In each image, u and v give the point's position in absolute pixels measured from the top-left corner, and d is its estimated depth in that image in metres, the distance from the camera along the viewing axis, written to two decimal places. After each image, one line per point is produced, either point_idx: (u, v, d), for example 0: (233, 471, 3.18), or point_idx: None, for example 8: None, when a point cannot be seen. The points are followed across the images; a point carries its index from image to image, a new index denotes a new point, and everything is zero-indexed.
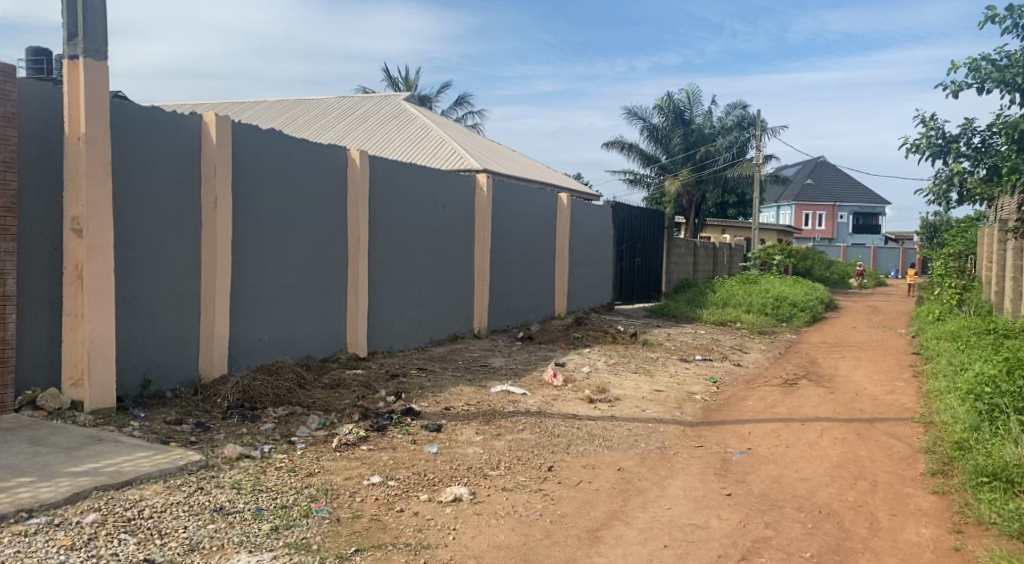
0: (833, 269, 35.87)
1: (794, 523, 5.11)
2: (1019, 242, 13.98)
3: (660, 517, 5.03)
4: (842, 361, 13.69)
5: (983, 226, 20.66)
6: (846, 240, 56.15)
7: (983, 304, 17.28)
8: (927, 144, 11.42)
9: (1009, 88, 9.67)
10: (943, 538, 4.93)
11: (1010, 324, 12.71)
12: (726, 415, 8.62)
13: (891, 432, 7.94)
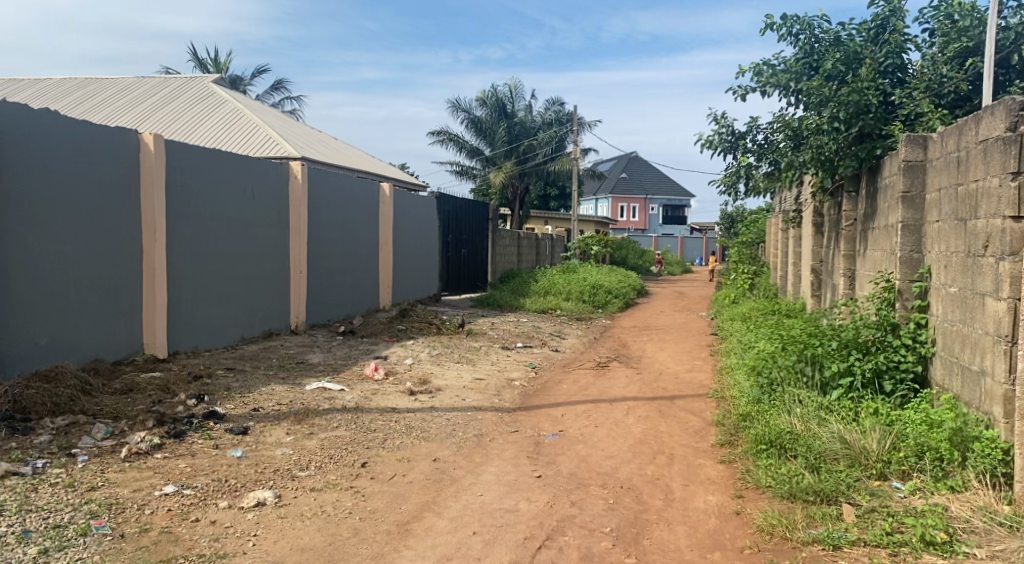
0: (645, 258, 37.97)
1: (597, 499, 5.38)
2: (798, 230, 15.48)
3: (472, 504, 5.13)
4: (650, 342, 14.54)
5: (771, 218, 22.68)
6: (658, 231, 59.64)
7: (771, 288, 18.99)
8: (719, 141, 12.35)
9: (785, 91, 10.68)
10: (727, 503, 5.38)
11: (792, 305, 14.05)
12: (542, 399, 8.91)
13: (689, 407, 8.55)
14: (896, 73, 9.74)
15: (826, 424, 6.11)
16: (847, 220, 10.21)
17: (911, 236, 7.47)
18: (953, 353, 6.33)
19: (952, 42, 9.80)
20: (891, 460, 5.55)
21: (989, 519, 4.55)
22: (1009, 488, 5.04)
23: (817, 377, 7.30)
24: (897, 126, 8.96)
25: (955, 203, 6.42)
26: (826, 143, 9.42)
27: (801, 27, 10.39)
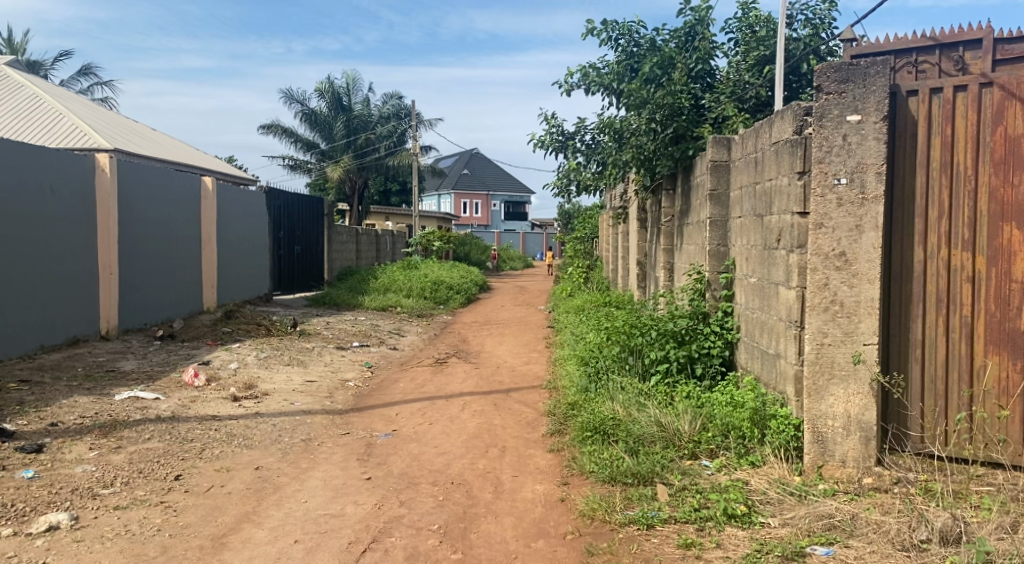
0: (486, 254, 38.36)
1: (426, 497, 5.37)
2: (626, 226, 16.18)
3: (295, 512, 4.98)
4: (488, 337, 14.70)
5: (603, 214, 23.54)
6: (498, 226, 60.49)
7: (604, 281, 19.70)
8: (550, 140, 12.68)
9: (608, 92, 11.11)
10: (553, 491, 5.53)
11: (622, 297, 14.65)
12: (376, 399, 8.79)
13: (523, 400, 8.72)
14: (705, 78, 10.44)
15: (644, 409, 6.43)
16: (666, 216, 10.78)
17: (718, 231, 8.07)
18: (755, 338, 6.84)
19: (751, 50, 10.73)
20: (700, 440, 5.92)
21: (783, 490, 4.97)
22: (800, 460, 5.52)
23: (638, 365, 7.68)
24: (706, 128, 9.54)
25: (754, 201, 6.94)
26: (645, 142, 9.91)
27: (621, 32, 10.84)
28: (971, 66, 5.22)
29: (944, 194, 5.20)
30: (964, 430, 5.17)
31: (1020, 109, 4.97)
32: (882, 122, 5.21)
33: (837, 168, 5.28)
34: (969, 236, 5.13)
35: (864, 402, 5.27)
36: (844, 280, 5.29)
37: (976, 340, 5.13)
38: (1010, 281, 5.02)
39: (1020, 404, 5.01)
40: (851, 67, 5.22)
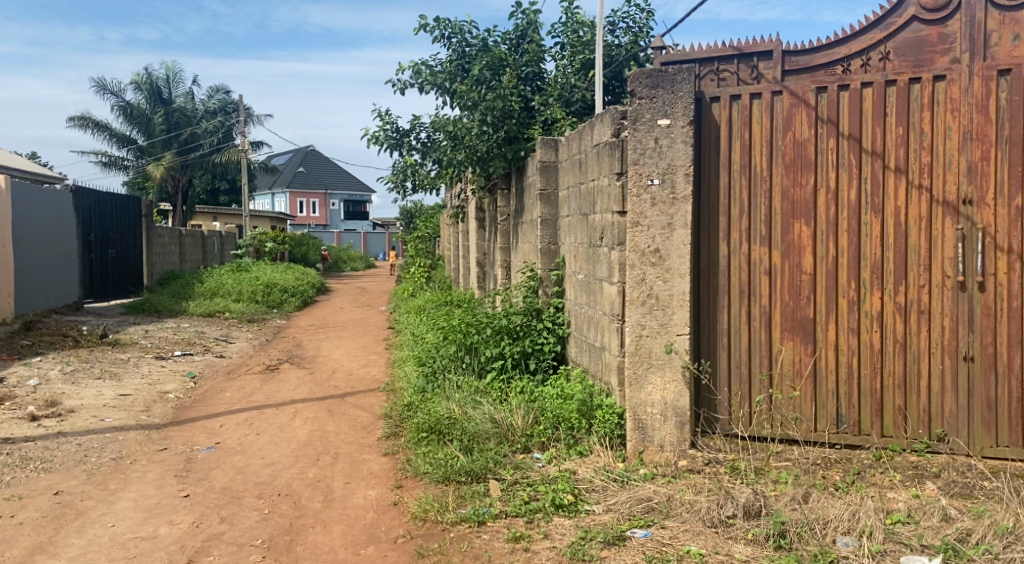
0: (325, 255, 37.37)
1: (250, 511, 5.16)
2: (465, 225, 16.27)
3: (99, 538, 4.64)
4: (324, 341, 14.32)
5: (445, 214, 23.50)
6: (338, 226, 59.16)
7: (446, 281, 19.68)
8: (384, 137, 12.53)
9: (441, 91, 11.03)
10: (385, 496, 5.46)
11: (462, 295, 14.71)
12: (199, 410, 8.34)
13: (359, 404, 8.56)
14: (536, 80, 10.75)
15: (478, 406, 6.50)
16: (502, 215, 10.93)
17: (548, 230, 8.30)
18: (583, 332, 7.10)
19: (577, 54, 11.19)
20: (532, 433, 6.05)
21: (607, 477, 5.18)
22: (623, 446, 5.80)
23: (474, 363, 7.74)
24: (537, 130, 9.79)
25: (580, 201, 7.19)
26: (478, 142, 10.00)
27: (452, 31, 10.90)
28: (763, 75, 5.56)
29: (743, 193, 5.62)
30: (764, 411, 5.61)
31: (806, 115, 5.44)
32: (689, 126, 5.53)
33: (650, 169, 5.57)
34: (765, 233, 5.57)
35: (678, 389, 5.58)
36: (659, 275, 5.59)
37: (773, 328, 5.58)
38: (801, 272, 5.49)
39: (810, 385, 5.49)
40: (660, 73, 5.52)
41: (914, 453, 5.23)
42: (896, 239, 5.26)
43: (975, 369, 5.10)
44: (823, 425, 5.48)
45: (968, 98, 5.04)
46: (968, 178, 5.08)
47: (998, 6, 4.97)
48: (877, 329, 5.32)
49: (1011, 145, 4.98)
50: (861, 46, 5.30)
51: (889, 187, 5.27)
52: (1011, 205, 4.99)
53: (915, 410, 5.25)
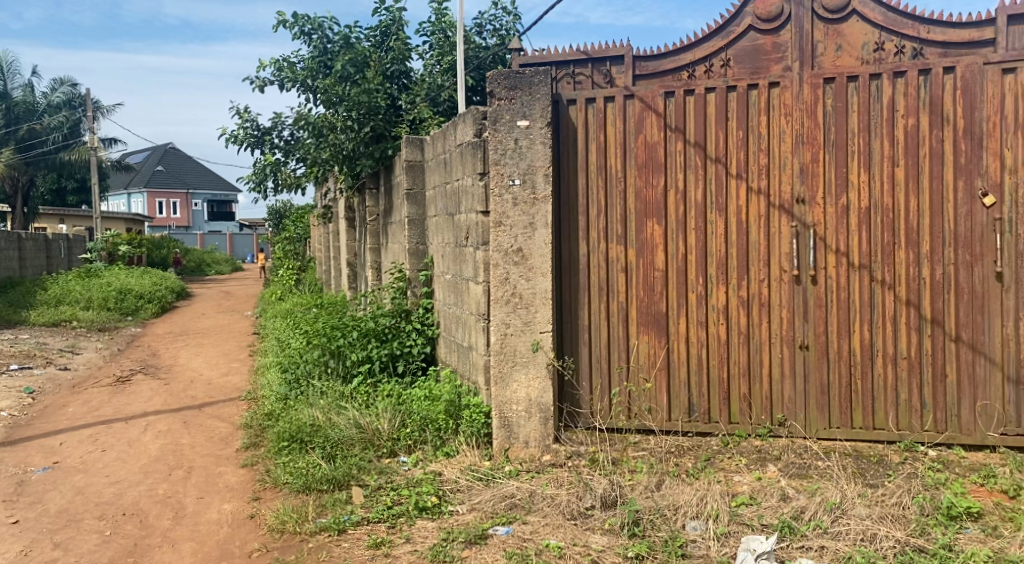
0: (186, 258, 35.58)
1: (90, 535, 4.85)
2: (335, 226, 15.85)
3: None
4: (182, 349, 13.62)
5: (314, 215, 22.81)
6: (202, 228, 56.37)
7: (316, 283, 19.13)
8: (244, 136, 12.05)
9: (302, 88, 10.70)
10: (241, 509, 5.25)
11: (332, 297, 14.33)
12: (38, 428, 7.75)
13: (217, 414, 8.18)
14: (401, 79, 10.54)
15: (343, 412, 6.35)
16: (371, 215, 10.73)
17: (416, 230, 8.22)
18: (451, 332, 7.09)
19: (444, 54, 11.10)
20: (399, 437, 5.99)
21: (472, 476, 5.20)
22: (489, 444, 5.84)
23: (341, 367, 7.57)
24: (404, 129, 9.64)
25: (445, 201, 7.16)
26: (344, 140, 9.68)
27: (313, 27, 10.60)
28: (614, 81, 5.77)
29: (599, 193, 5.78)
30: (623, 404, 5.81)
31: (656, 119, 5.67)
32: (547, 128, 5.62)
33: (511, 169, 5.63)
34: (622, 232, 5.76)
35: (542, 385, 5.67)
36: (522, 274, 5.66)
37: (630, 323, 5.78)
38: (655, 269, 5.71)
39: (664, 376, 5.72)
40: (518, 75, 5.58)
41: (758, 437, 5.56)
42: (739, 236, 5.56)
43: (810, 356, 5.47)
44: (676, 414, 5.73)
45: (799, 104, 5.38)
46: (801, 179, 5.43)
47: (821, 19, 5.38)
48: (724, 322, 5.61)
49: (837, 149, 5.35)
50: (705, 52, 5.65)
51: (733, 188, 5.56)
52: (838, 204, 5.37)
53: (759, 397, 5.57)
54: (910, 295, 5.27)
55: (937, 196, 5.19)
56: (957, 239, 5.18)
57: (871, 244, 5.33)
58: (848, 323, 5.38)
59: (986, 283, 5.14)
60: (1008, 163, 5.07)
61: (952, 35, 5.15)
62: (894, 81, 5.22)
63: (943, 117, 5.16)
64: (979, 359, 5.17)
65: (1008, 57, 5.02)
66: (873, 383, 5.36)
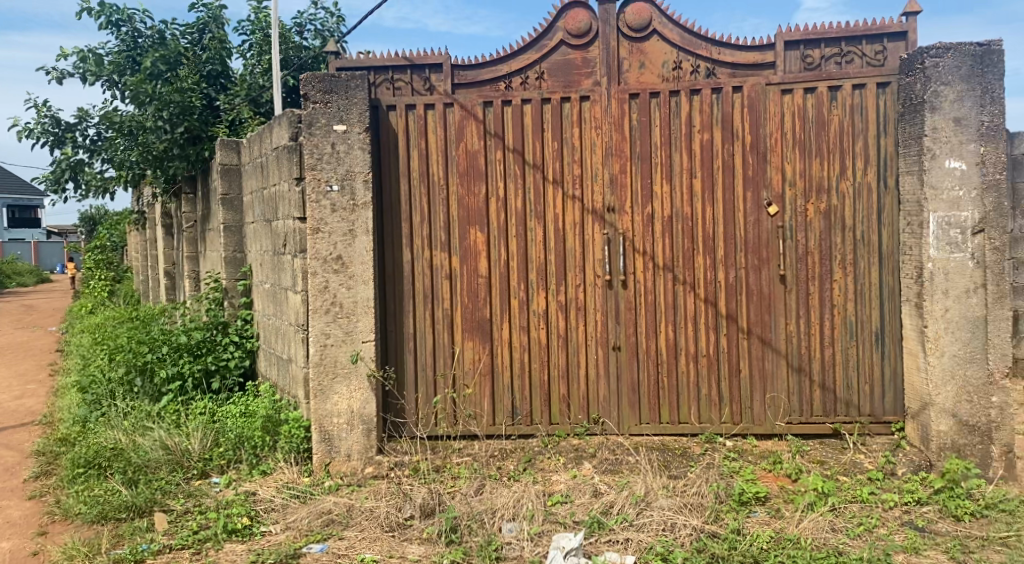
0: None
1: None
2: (152, 234, 14.86)
3: None
4: None
5: (129, 222, 21.29)
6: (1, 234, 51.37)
7: (132, 296, 17.84)
8: (41, 133, 11.03)
9: (108, 85, 9.87)
10: (23, 546, 4.79)
11: (147, 310, 13.40)
12: None
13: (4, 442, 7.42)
14: (219, 79, 9.97)
15: (149, 433, 5.95)
16: (186, 222, 10.04)
17: (233, 237, 7.80)
18: (271, 345, 6.82)
19: (264, 54, 10.62)
20: (211, 457, 5.71)
21: (288, 494, 5.03)
22: (308, 460, 5.67)
23: (147, 387, 7.07)
24: (221, 130, 9.14)
25: (263, 206, 6.89)
26: (153, 140, 9.06)
27: (122, 18, 9.89)
28: (435, 87, 5.79)
29: (422, 200, 5.79)
30: (447, 410, 5.84)
31: (475, 128, 5.76)
32: (365, 133, 5.54)
33: (329, 174, 5.51)
34: (444, 238, 5.80)
35: (364, 396, 5.58)
36: (342, 283, 5.55)
37: (454, 329, 5.83)
38: (477, 276, 5.80)
39: (487, 382, 5.81)
40: (334, 79, 5.50)
41: (576, 436, 5.74)
42: (557, 242, 5.75)
43: (622, 356, 5.74)
44: (500, 418, 5.83)
45: (608, 117, 5.66)
46: (611, 189, 5.70)
47: (626, 36, 5.64)
48: (544, 326, 5.77)
49: (643, 161, 5.66)
50: (520, 64, 5.72)
51: (549, 197, 5.75)
52: (644, 212, 5.68)
53: (577, 398, 5.77)
54: (709, 296, 5.66)
55: (730, 205, 5.61)
56: (747, 245, 5.61)
57: (675, 250, 5.68)
58: (655, 325, 5.70)
59: (773, 286, 5.60)
60: (789, 176, 5.55)
61: (739, 57, 5.56)
62: (691, 98, 5.61)
63: (734, 133, 5.59)
64: (768, 353, 5.62)
65: (785, 79, 5.49)
66: (678, 380, 5.71)
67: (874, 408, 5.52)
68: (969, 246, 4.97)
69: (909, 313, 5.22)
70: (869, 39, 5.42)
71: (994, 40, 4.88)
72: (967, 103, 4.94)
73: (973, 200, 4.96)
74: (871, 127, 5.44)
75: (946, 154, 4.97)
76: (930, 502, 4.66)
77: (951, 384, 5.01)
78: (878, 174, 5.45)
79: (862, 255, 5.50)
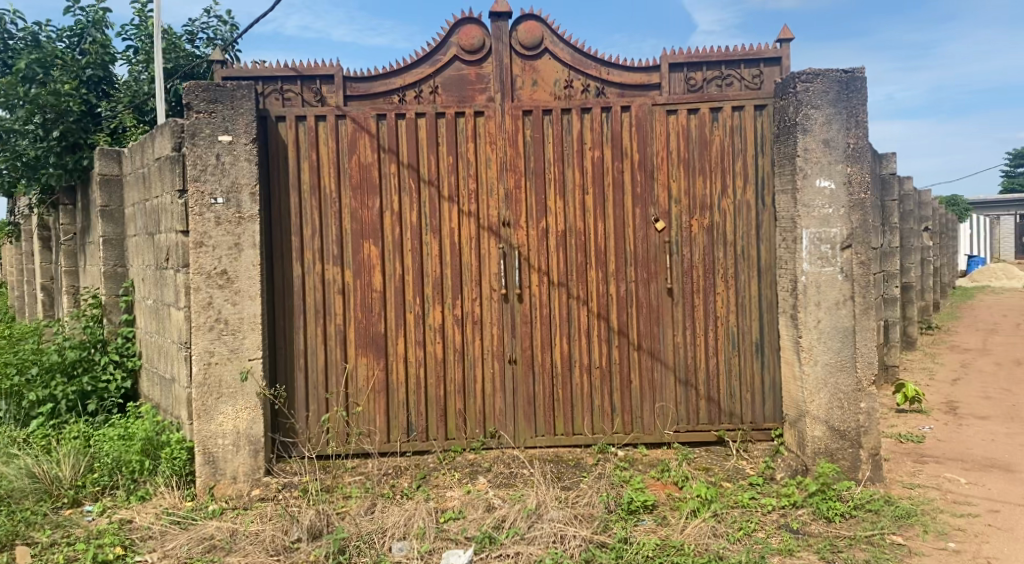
0: None
1: None
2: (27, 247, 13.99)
3: None
4: None
5: None
6: None
7: (5, 313, 16.73)
8: None
9: None
10: None
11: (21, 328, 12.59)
12: None
13: None
14: (100, 85, 9.30)
15: (14, 459, 5.55)
16: (64, 234, 9.30)
17: (113, 250, 7.36)
18: (153, 364, 6.52)
19: (150, 60, 10.11)
20: (85, 483, 5.40)
21: (167, 520, 4.84)
22: (190, 484, 5.45)
23: (15, 410, 6.63)
24: (102, 137, 8.70)
25: (145, 219, 6.59)
26: (25, 147, 8.54)
27: None
28: (327, 99, 5.71)
29: (314, 214, 5.69)
30: (340, 427, 5.73)
31: (368, 140, 5.71)
32: (252, 144, 5.40)
33: (213, 187, 5.35)
34: (336, 253, 5.71)
35: (251, 416, 5.42)
36: (227, 298, 5.38)
37: (346, 345, 5.73)
38: (371, 291, 5.73)
39: (382, 398, 5.73)
40: (219, 88, 5.34)
41: (471, 451, 5.74)
42: (452, 256, 5.75)
43: (517, 370, 5.78)
44: (395, 435, 5.76)
45: (502, 133, 5.71)
46: (505, 203, 5.75)
47: (519, 54, 5.73)
48: (439, 341, 5.75)
49: (536, 176, 5.74)
50: (413, 78, 5.72)
51: (444, 211, 5.74)
52: (539, 227, 5.75)
53: (473, 412, 5.77)
54: (601, 309, 5.78)
55: (620, 221, 5.76)
56: (637, 260, 5.77)
57: (568, 264, 5.77)
58: (549, 338, 5.77)
59: (661, 298, 5.77)
60: (675, 194, 5.74)
61: (627, 77, 5.74)
62: (582, 116, 5.73)
63: (623, 151, 5.75)
64: (657, 364, 5.78)
65: (671, 100, 5.70)
66: (572, 392, 5.79)
67: (755, 416, 5.76)
68: (838, 260, 5.26)
69: (785, 324, 5.48)
70: (746, 64, 5.70)
71: (858, 67, 5.19)
72: (834, 126, 5.24)
73: (842, 217, 5.25)
74: (750, 147, 5.69)
75: (817, 174, 5.26)
76: (804, 505, 4.88)
77: (824, 391, 5.28)
78: (756, 192, 5.71)
79: (743, 270, 5.73)
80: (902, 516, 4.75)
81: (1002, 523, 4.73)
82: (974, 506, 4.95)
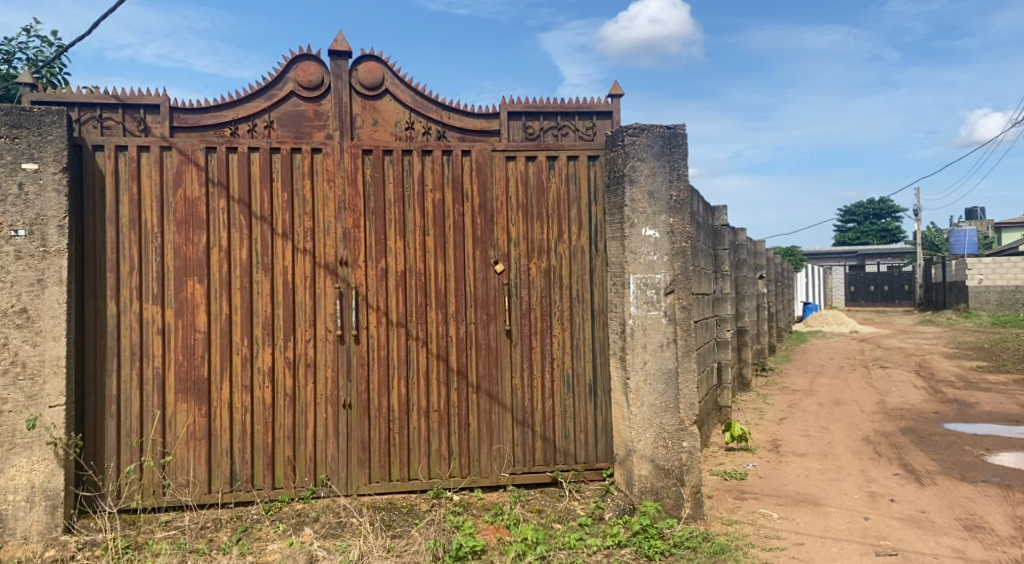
0: None
1: None
2: None
3: None
4: None
5: None
6: None
7: None
8: None
9: None
10: None
11: None
12: None
13: None
14: None
15: None
16: None
17: None
18: None
19: None
20: None
21: None
22: None
23: None
24: None
25: None
26: None
27: None
28: (151, 129, 5.42)
29: (133, 249, 5.35)
30: (153, 479, 5.35)
31: (195, 174, 5.45)
32: (62, 174, 5.02)
33: (14, 219, 4.94)
34: (157, 291, 5.38)
35: (49, 469, 4.98)
36: (26, 339, 4.95)
37: (165, 390, 5.38)
38: (194, 331, 5.42)
39: (203, 446, 5.40)
40: (24, 113, 4.96)
41: (300, 500, 5.49)
42: (285, 297, 5.54)
43: (352, 414, 5.60)
44: (216, 486, 5.42)
45: (340, 171, 5.61)
46: (343, 242, 5.62)
47: (359, 94, 5.68)
48: (269, 385, 5.50)
49: (376, 216, 5.66)
50: (247, 111, 5.54)
51: (276, 249, 5.54)
52: (377, 267, 5.66)
53: (303, 459, 5.53)
54: (441, 351, 5.73)
55: (459, 262, 5.76)
56: (476, 301, 5.78)
57: (407, 305, 5.70)
58: (386, 381, 5.65)
59: (499, 340, 5.79)
60: (514, 236, 5.81)
61: (467, 122, 5.82)
62: (423, 158, 5.73)
63: (463, 195, 5.78)
64: (494, 407, 5.77)
65: (509, 147, 5.81)
66: (408, 435, 5.68)
67: (588, 456, 5.86)
68: (662, 305, 5.49)
69: (615, 366, 5.64)
70: (580, 116, 5.91)
71: (679, 125, 5.50)
72: (659, 177, 5.50)
73: (665, 263, 5.50)
74: (585, 196, 5.87)
75: (643, 223, 5.49)
76: (629, 544, 4.99)
77: (649, 431, 5.44)
78: (590, 238, 5.87)
79: (578, 313, 5.86)
80: (717, 551, 4.95)
81: (805, 554, 5.02)
82: (782, 540, 5.22)
